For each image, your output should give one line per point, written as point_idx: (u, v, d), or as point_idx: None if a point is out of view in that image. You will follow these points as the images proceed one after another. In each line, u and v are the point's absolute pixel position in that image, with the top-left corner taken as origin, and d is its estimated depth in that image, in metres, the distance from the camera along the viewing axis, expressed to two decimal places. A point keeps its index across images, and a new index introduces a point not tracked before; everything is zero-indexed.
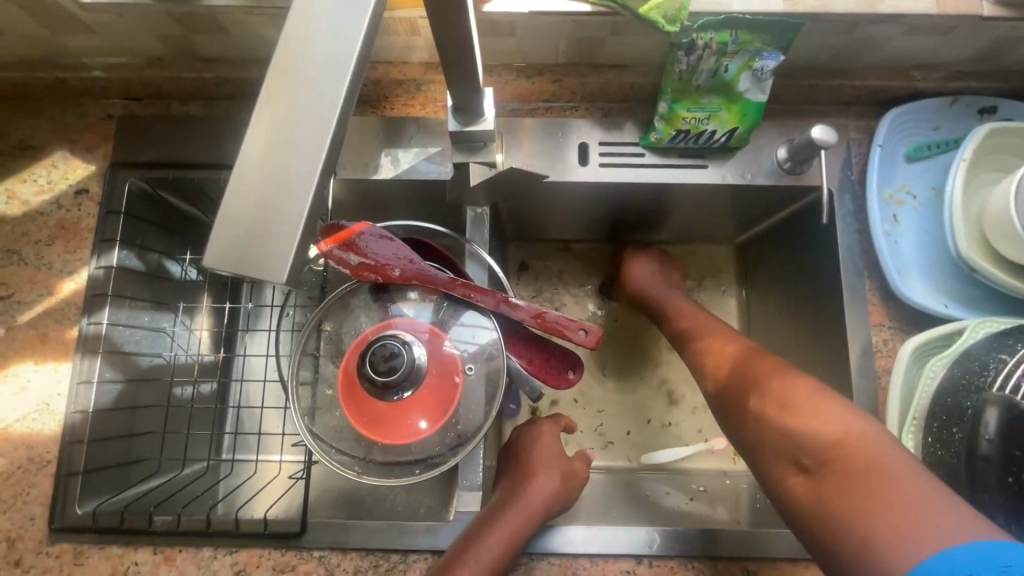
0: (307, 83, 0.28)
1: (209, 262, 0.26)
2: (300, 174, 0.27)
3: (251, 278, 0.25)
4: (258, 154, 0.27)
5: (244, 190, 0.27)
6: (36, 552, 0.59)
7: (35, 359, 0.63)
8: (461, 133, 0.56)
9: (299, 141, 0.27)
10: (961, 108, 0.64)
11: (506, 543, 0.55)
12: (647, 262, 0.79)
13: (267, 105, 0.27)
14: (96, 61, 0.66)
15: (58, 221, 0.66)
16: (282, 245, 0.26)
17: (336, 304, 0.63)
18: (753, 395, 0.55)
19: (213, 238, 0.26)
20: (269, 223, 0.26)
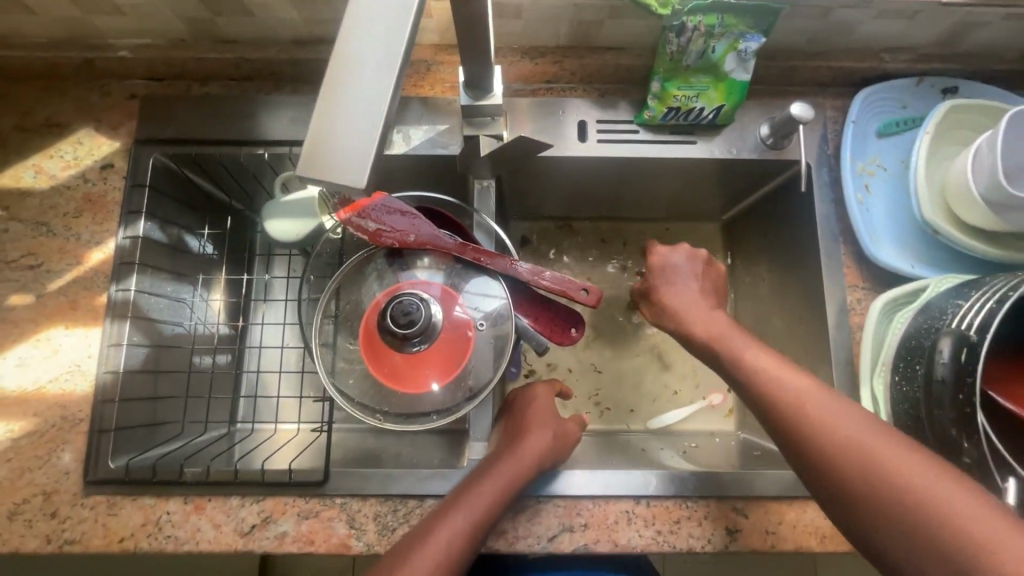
0: (372, 41, 0.35)
1: (303, 174, 0.33)
2: (375, 106, 0.34)
3: (340, 180, 0.32)
4: (339, 94, 0.34)
5: (330, 121, 0.34)
6: (71, 504, 0.63)
7: (66, 325, 0.66)
8: (471, 107, 0.61)
9: (370, 85, 0.34)
10: (926, 88, 0.71)
11: (497, 491, 0.58)
12: (684, 264, 0.69)
13: (342, 58, 0.35)
14: (123, 42, 0.69)
15: (85, 195, 0.69)
16: (361, 159, 0.33)
17: (353, 270, 0.67)
18: (856, 475, 0.46)
19: (304, 156, 0.33)
20: (352, 143, 0.33)
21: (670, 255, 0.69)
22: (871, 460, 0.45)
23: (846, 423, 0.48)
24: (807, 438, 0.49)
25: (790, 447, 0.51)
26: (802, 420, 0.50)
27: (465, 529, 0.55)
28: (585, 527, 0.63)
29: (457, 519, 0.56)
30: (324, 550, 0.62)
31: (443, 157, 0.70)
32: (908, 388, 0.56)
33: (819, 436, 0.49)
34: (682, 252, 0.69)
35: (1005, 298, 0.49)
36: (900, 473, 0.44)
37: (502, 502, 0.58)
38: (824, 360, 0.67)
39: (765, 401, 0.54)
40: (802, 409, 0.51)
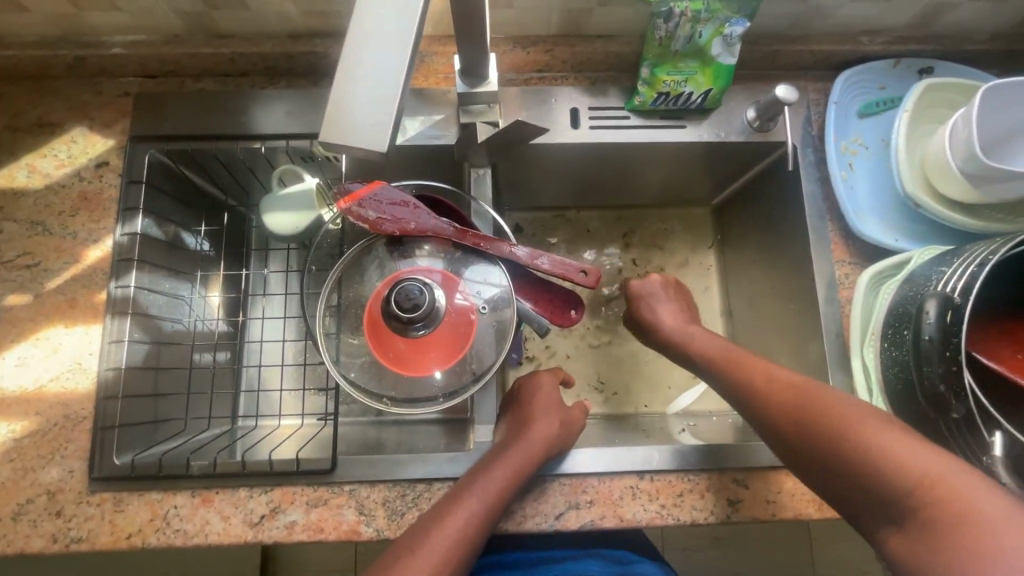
0: (384, 27, 0.39)
1: (325, 143, 0.38)
2: (390, 84, 0.38)
3: (365, 151, 0.37)
4: (355, 72, 0.39)
5: (349, 93, 0.38)
6: (76, 502, 0.62)
7: (65, 323, 0.66)
8: (467, 95, 0.63)
9: (385, 68, 0.39)
10: (903, 69, 0.73)
11: (505, 478, 0.59)
12: (658, 290, 0.76)
13: (358, 37, 0.39)
14: (116, 39, 0.70)
15: (81, 193, 0.70)
16: (381, 130, 0.38)
17: (354, 260, 0.68)
18: (819, 438, 0.50)
19: (326, 125, 0.38)
20: (371, 115, 0.38)
21: (645, 284, 0.77)
22: (829, 422, 0.50)
23: (810, 395, 0.53)
24: (779, 415, 0.55)
25: (763, 422, 0.56)
26: (773, 400, 0.56)
27: (477, 511, 0.56)
28: (590, 504, 0.64)
29: (472, 501, 0.57)
30: (334, 537, 0.63)
31: (439, 147, 0.72)
32: (896, 353, 0.58)
33: (788, 410, 0.54)
34: (654, 280, 0.77)
35: (985, 262, 0.51)
36: (856, 430, 0.48)
37: (513, 486, 0.59)
38: (816, 333, 0.69)
39: (740, 384, 0.60)
40: (769, 388, 0.56)
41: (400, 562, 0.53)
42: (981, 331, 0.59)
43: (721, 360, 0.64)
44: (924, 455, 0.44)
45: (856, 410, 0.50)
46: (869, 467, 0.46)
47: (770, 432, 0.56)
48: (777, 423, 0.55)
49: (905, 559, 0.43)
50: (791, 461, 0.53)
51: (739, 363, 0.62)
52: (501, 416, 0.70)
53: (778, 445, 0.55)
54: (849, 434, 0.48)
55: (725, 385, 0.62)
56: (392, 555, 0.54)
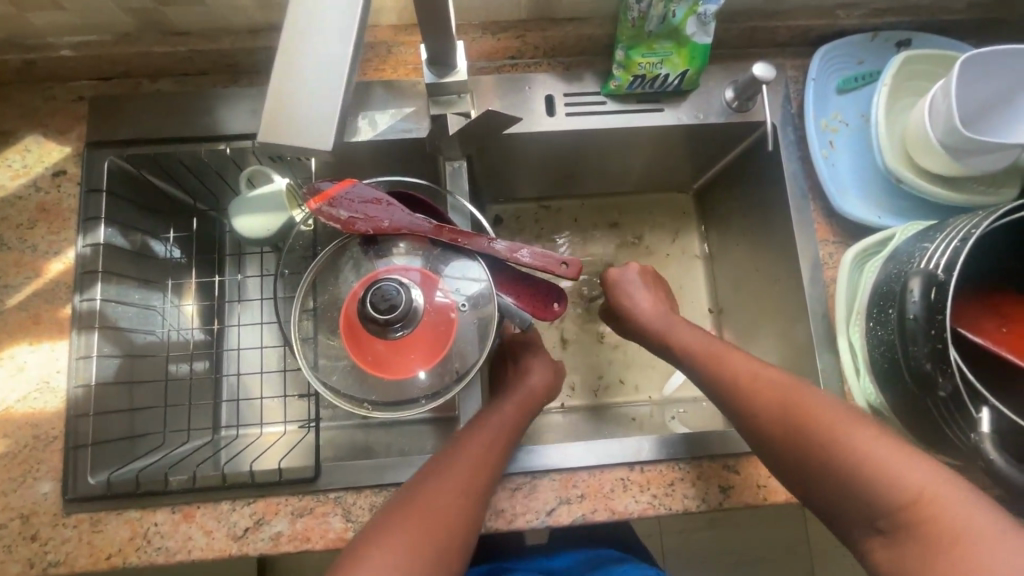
0: (322, 21, 0.37)
1: (262, 141, 0.36)
2: (331, 80, 0.37)
3: (306, 150, 0.36)
4: (293, 67, 0.37)
5: (288, 90, 0.37)
6: (52, 525, 0.60)
7: (29, 341, 0.64)
8: (436, 86, 0.61)
9: (326, 65, 0.37)
10: (881, 42, 0.72)
11: (513, 420, 0.65)
12: (635, 278, 0.74)
13: (295, 31, 0.37)
14: (65, 40, 0.66)
15: (38, 204, 0.67)
16: (327, 124, 0.36)
17: (328, 262, 0.66)
18: (801, 441, 0.50)
19: (268, 121, 0.36)
20: (311, 113, 0.36)
21: (624, 272, 0.74)
22: (812, 424, 0.50)
23: (793, 399, 0.53)
24: (762, 412, 0.54)
25: (745, 422, 0.56)
26: (758, 401, 0.55)
27: (461, 482, 0.57)
28: (581, 498, 0.63)
29: (484, 434, 0.61)
30: (322, 546, 0.61)
31: (411, 140, 0.69)
32: (881, 332, 0.57)
33: (772, 409, 0.53)
34: (632, 268, 0.75)
35: (968, 236, 0.50)
36: (840, 433, 0.48)
37: (496, 458, 0.60)
38: (801, 315, 0.69)
39: (721, 376, 0.59)
40: (753, 385, 0.56)
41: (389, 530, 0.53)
42: (964, 307, 0.58)
43: (704, 357, 0.62)
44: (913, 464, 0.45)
45: (842, 413, 0.50)
46: (852, 476, 0.46)
47: (751, 431, 0.55)
48: (760, 424, 0.54)
49: (885, 566, 0.44)
50: (771, 460, 0.53)
51: (724, 360, 0.60)
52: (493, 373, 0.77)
53: (757, 444, 0.55)
54: (835, 437, 0.48)
55: (707, 382, 0.61)
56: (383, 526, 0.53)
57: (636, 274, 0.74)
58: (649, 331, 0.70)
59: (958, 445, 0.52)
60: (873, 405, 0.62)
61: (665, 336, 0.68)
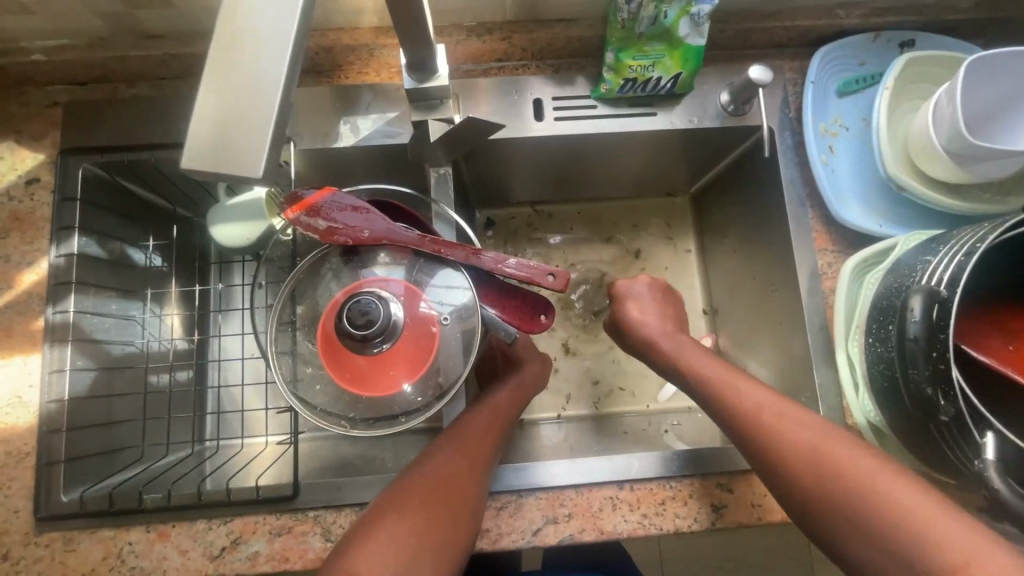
0: (258, 26, 0.33)
1: (189, 165, 0.31)
2: (268, 94, 0.32)
3: (235, 173, 0.31)
4: (225, 79, 0.32)
5: (217, 104, 0.32)
6: (24, 544, 0.59)
7: (2, 354, 0.62)
8: (417, 91, 0.59)
9: (262, 76, 0.32)
10: (882, 43, 0.69)
11: (508, 404, 0.66)
12: (643, 291, 0.74)
13: (228, 38, 0.33)
14: (37, 44, 0.64)
15: (12, 213, 0.65)
16: (257, 150, 0.31)
17: (308, 272, 0.64)
18: (831, 495, 0.48)
19: (191, 147, 0.31)
20: (243, 130, 0.31)
21: (632, 284, 0.75)
22: (836, 470, 0.48)
23: (824, 448, 0.50)
24: (782, 452, 0.52)
25: (762, 460, 0.53)
26: (783, 447, 0.52)
27: (462, 468, 0.56)
28: (569, 518, 0.61)
29: (480, 416, 0.62)
30: (301, 566, 0.59)
31: (394, 146, 0.67)
32: (881, 349, 0.55)
33: (792, 450, 0.51)
34: (642, 281, 0.75)
35: (973, 250, 0.47)
36: (867, 483, 0.46)
37: (494, 447, 0.60)
38: (799, 327, 0.66)
39: (735, 409, 0.57)
40: (773, 420, 0.54)
41: (387, 518, 0.51)
42: (970, 323, 0.55)
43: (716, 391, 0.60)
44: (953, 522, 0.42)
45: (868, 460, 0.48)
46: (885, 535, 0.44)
47: (774, 478, 0.52)
48: (786, 472, 0.51)
49: None
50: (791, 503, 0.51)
51: (746, 397, 0.57)
52: (483, 367, 0.77)
53: (775, 484, 0.53)
54: (862, 486, 0.46)
55: (726, 421, 0.58)
56: (383, 512, 0.52)
57: (648, 288, 0.75)
58: (655, 351, 0.70)
59: (961, 469, 0.49)
60: (874, 424, 0.59)
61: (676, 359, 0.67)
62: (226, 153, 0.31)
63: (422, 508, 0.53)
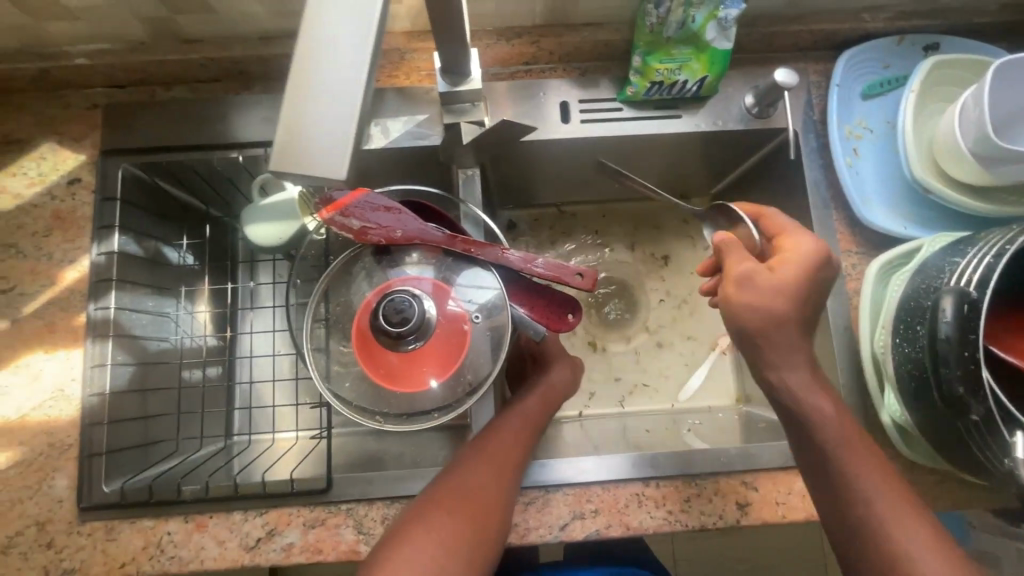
0: (334, 39, 0.35)
1: (277, 169, 0.33)
2: (348, 102, 0.34)
3: (324, 176, 0.33)
4: (306, 88, 0.34)
5: (300, 112, 0.34)
6: (67, 533, 0.61)
7: (45, 348, 0.64)
8: (450, 94, 0.61)
9: (340, 86, 0.34)
10: (907, 46, 0.70)
11: (537, 411, 0.67)
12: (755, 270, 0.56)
13: (307, 50, 0.35)
14: (80, 49, 0.67)
15: (54, 212, 0.67)
16: (341, 153, 0.34)
17: (341, 271, 0.66)
18: (889, 555, 0.49)
19: (279, 149, 0.33)
20: (328, 136, 0.34)
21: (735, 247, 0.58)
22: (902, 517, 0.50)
23: (877, 485, 0.51)
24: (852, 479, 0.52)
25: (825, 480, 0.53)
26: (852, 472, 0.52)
27: (489, 474, 0.57)
28: (596, 513, 0.62)
29: (509, 426, 0.62)
30: (334, 558, 0.61)
31: (424, 148, 0.68)
32: (908, 349, 0.55)
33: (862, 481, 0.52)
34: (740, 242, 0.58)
35: (1002, 252, 0.48)
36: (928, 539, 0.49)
37: (520, 456, 0.60)
38: (823, 328, 0.67)
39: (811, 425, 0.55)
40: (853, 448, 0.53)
41: (417, 525, 0.53)
42: (997, 325, 0.56)
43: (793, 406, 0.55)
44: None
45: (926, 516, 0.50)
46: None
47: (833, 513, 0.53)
48: (844, 514, 0.52)
49: None
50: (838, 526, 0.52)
51: (848, 437, 0.53)
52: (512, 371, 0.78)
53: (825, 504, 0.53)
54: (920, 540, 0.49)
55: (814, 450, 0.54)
56: (412, 518, 0.54)
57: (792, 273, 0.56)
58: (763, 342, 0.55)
59: (989, 467, 0.50)
60: (900, 424, 0.60)
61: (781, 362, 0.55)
62: (311, 157, 0.33)
63: (452, 514, 0.54)
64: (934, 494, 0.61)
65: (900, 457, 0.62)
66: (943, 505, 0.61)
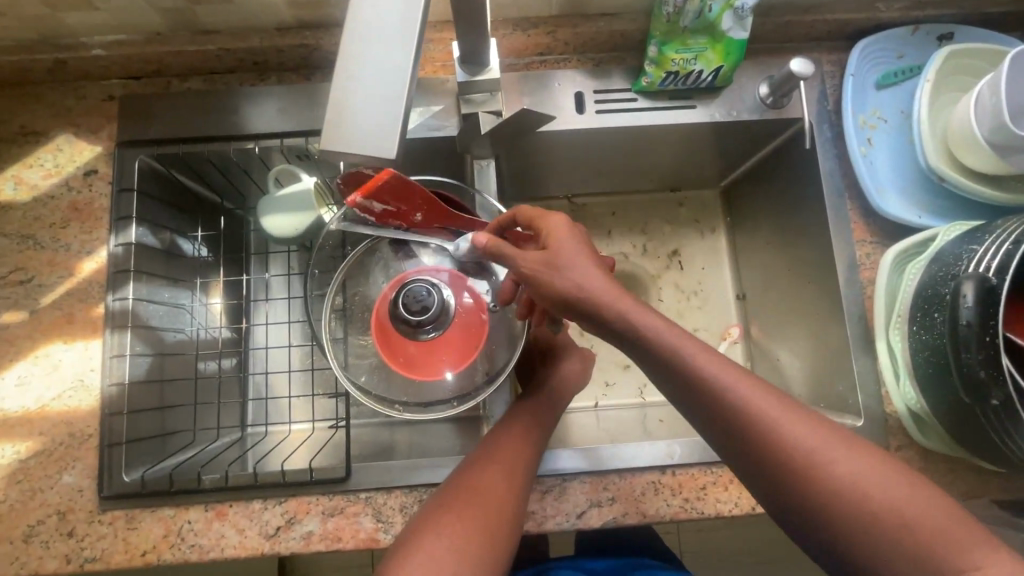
0: (381, 25, 0.36)
1: (326, 150, 0.35)
2: (395, 85, 0.35)
3: (373, 157, 0.34)
4: (354, 73, 0.36)
5: (348, 96, 0.35)
6: (88, 521, 0.61)
7: (64, 339, 0.64)
8: (467, 84, 0.61)
9: (388, 69, 0.36)
10: (922, 36, 0.70)
11: (548, 405, 0.67)
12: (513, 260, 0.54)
13: (354, 35, 0.36)
14: (97, 40, 0.67)
15: (71, 203, 0.67)
16: (390, 135, 0.35)
17: (358, 261, 0.66)
18: (815, 496, 0.44)
19: (329, 131, 0.35)
20: (377, 117, 0.35)
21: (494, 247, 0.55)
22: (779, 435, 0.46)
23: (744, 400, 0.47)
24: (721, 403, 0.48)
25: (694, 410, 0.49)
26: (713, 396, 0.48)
27: (500, 474, 0.57)
28: (612, 501, 0.63)
29: (519, 428, 0.62)
30: (353, 546, 0.61)
31: (439, 139, 0.68)
32: (925, 337, 0.56)
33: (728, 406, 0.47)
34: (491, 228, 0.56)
35: (1021, 239, 0.49)
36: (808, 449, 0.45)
37: (532, 455, 0.60)
38: (837, 317, 0.67)
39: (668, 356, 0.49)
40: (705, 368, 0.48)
41: (431, 530, 0.52)
42: (1016, 313, 0.56)
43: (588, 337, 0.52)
44: (948, 525, 0.41)
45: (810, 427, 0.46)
46: (911, 565, 0.41)
47: (774, 501, 0.47)
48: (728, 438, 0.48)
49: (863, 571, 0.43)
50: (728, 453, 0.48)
51: (731, 394, 0.47)
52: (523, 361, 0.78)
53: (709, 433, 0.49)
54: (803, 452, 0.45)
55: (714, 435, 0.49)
56: (431, 515, 0.54)
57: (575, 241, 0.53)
58: (585, 311, 0.51)
59: (1004, 450, 0.51)
60: (914, 411, 0.61)
61: (641, 333, 0.50)
62: (362, 138, 0.35)
63: (466, 518, 0.53)
64: (947, 481, 0.62)
65: (914, 445, 0.62)
66: (958, 493, 0.61)
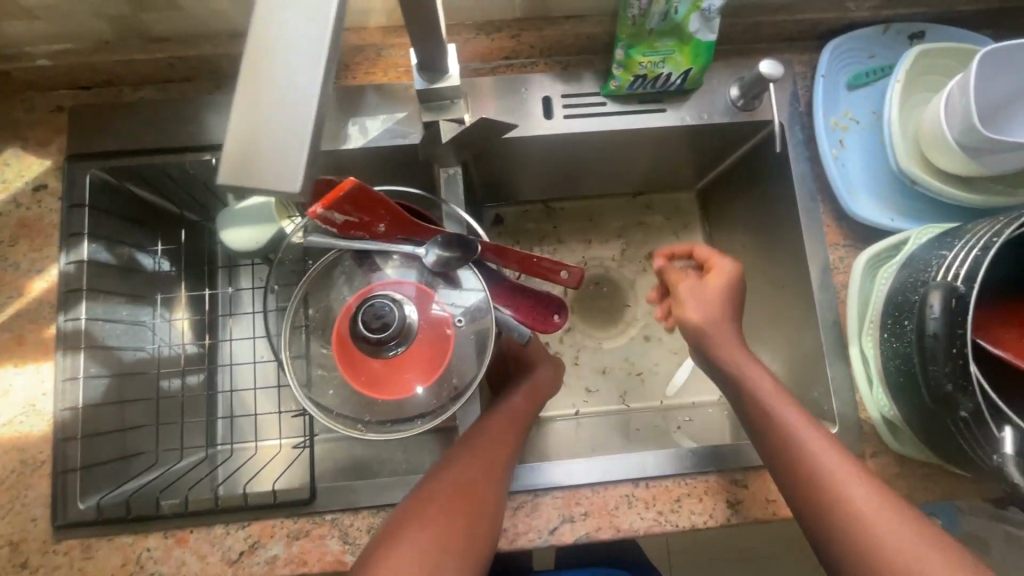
0: (288, 47, 0.34)
1: (226, 182, 0.32)
2: (303, 110, 0.33)
3: (274, 188, 0.32)
4: (258, 98, 0.33)
5: (251, 121, 0.33)
6: (42, 551, 0.59)
7: (15, 363, 0.62)
8: (428, 91, 0.59)
9: (295, 92, 0.33)
10: (893, 35, 0.69)
11: (523, 410, 0.66)
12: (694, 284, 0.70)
13: (258, 59, 0.34)
14: (42, 49, 0.64)
15: (19, 220, 0.65)
16: (296, 163, 0.32)
17: (320, 273, 0.64)
18: (827, 511, 0.49)
19: (228, 160, 0.32)
20: (282, 145, 0.32)
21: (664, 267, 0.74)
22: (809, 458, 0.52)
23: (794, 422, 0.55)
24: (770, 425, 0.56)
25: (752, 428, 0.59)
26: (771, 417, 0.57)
27: (482, 469, 0.56)
28: (585, 516, 0.61)
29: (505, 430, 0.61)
30: (319, 569, 0.59)
31: (404, 147, 0.67)
32: (896, 344, 0.55)
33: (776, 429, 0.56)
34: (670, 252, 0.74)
35: (990, 245, 0.47)
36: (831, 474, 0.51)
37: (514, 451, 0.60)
38: (811, 323, 0.66)
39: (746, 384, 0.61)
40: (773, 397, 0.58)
41: (411, 523, 0.50)
42: (985, 317, 0.56)
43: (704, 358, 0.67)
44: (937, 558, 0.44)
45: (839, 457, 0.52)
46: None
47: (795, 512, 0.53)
48: (774, 453, 0.55)
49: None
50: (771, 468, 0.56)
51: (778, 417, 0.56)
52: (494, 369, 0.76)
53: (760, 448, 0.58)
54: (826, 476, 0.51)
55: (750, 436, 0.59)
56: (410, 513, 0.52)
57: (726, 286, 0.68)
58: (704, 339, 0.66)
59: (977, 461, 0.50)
60: (888, 418, 0.60)
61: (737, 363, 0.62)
62: (263, 168, 0.32)
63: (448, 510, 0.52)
64: (922, 486, 0.61)
65: (889, 451, 0.62)
66: (932, 499, 0.61)
